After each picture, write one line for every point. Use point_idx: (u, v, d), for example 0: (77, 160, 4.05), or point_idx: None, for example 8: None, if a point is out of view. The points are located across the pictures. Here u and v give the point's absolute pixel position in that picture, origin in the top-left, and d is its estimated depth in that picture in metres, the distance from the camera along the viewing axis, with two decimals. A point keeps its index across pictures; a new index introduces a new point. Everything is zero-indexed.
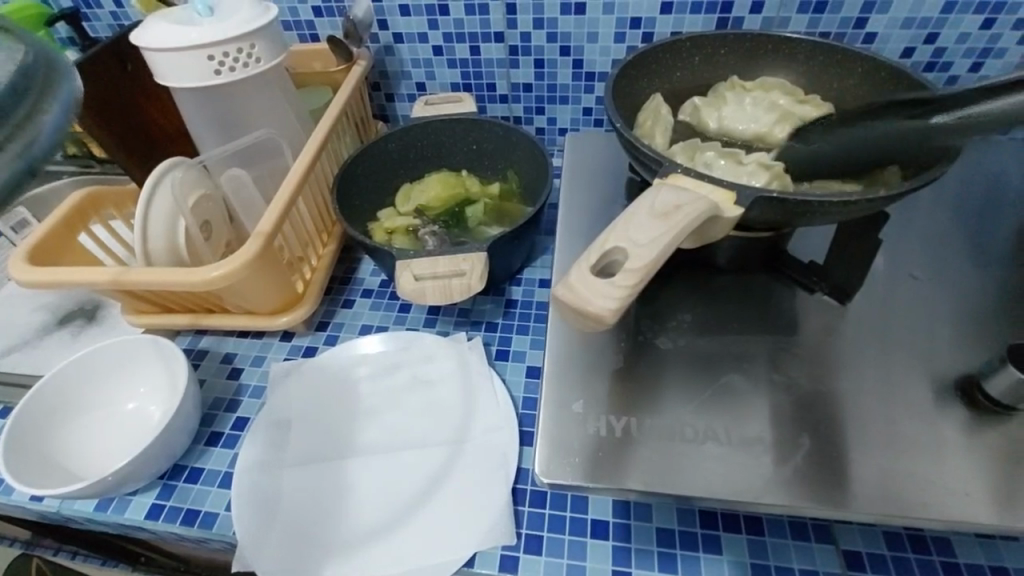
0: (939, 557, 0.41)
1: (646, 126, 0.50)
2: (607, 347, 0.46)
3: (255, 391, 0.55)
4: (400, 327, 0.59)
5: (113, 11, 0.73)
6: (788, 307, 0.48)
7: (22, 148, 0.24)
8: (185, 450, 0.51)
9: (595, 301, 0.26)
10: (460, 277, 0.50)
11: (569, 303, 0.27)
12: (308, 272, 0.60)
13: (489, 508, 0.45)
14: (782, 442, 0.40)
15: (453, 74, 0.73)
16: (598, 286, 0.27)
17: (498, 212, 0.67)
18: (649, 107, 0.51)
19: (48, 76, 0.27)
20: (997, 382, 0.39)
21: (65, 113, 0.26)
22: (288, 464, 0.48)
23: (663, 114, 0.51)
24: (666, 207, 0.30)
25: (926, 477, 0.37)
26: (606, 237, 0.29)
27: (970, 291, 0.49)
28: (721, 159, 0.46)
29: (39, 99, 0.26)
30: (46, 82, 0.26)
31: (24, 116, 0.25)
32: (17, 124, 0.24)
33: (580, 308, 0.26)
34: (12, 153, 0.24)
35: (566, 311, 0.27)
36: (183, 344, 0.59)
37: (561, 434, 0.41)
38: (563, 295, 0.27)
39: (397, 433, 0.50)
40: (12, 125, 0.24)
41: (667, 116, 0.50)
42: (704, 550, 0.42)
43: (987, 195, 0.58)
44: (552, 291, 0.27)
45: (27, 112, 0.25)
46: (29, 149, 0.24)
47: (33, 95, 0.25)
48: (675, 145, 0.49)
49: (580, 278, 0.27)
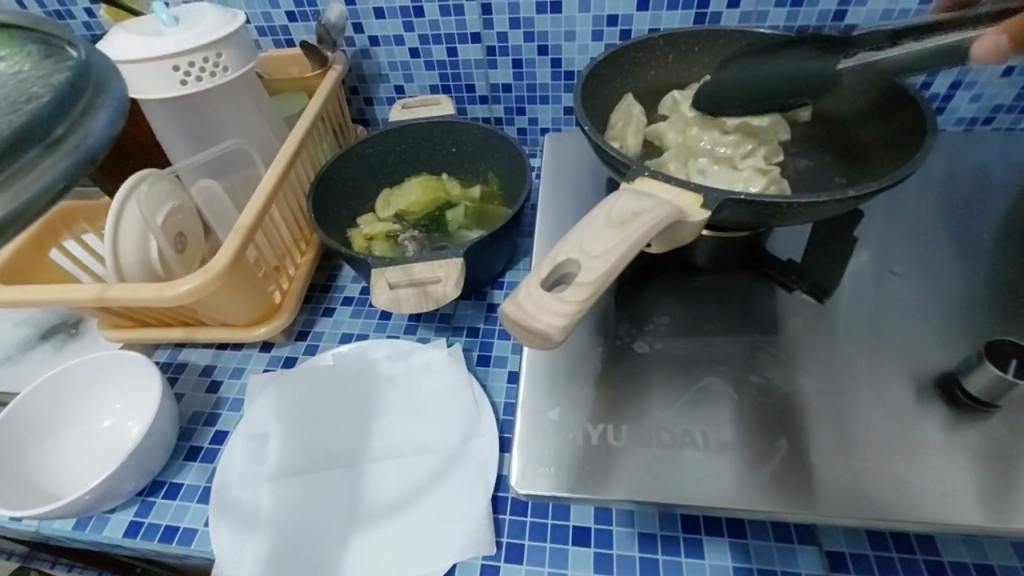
0: (923, 557, 0.41)
1: (617, 127, 0.49)
2: (585, 352, 0.46)
3: (234, 404, 0.54)
4: (381, 334, 0.58)
5: (85, 22, 0.73)
6: (767, 306, 0.48)
7: (78, 142, 0.22)
8: (164, 466, 0.50)
9: (542, 318, 0.25)
10: (436, 283, 0.49)
11: (518, 320, 0.26)
12: (285, 281, 0.59)
13: (469, 517, 0.44)
14: (759, 446, 0.39)
15: (431, 76, 0.73)
16: (544, 303, 0.26)
17: (478, 215, 0.66)
18: (620, 107, 0.50)
19: (100, 72, 0.25)
20: (976, 380, 0.39)
21: (116, 108, 0.24)
22: (266, 478, 0.48)
23: (635, 114, 0.50)
24: (625, 215, 0.29)
25: (906, 477, 0.37)
26: (559, 250, 0.28)
27: (951, 286, 0.48)
28: (713, 165, 0.44)
29: (92, 97, 0.23)
30: (98, 75, 0.24)
31: (81, 108, 0.22)
32: (73, 120, 0.22)
33: (529, 326, 0.26)
34: (70, 144, 0.21)
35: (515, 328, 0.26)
36: (161, 358, 0.59)
37: (535, 442, 0.40)
38: (512, 313, 0.26)
39: (376, 442, 0.50)
40: (70, 119, 0.22)
41: (638, 116, 0.49)
42: (687, 553, 0.42)
43: (968, 190, 0.58)
44: (504, 307, 0.27)
45: (83, 109, 0.23)
46: (84, 143, 0.22)
47: (87, 89, 0.23)
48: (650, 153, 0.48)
49: (529, 294, 0.26)
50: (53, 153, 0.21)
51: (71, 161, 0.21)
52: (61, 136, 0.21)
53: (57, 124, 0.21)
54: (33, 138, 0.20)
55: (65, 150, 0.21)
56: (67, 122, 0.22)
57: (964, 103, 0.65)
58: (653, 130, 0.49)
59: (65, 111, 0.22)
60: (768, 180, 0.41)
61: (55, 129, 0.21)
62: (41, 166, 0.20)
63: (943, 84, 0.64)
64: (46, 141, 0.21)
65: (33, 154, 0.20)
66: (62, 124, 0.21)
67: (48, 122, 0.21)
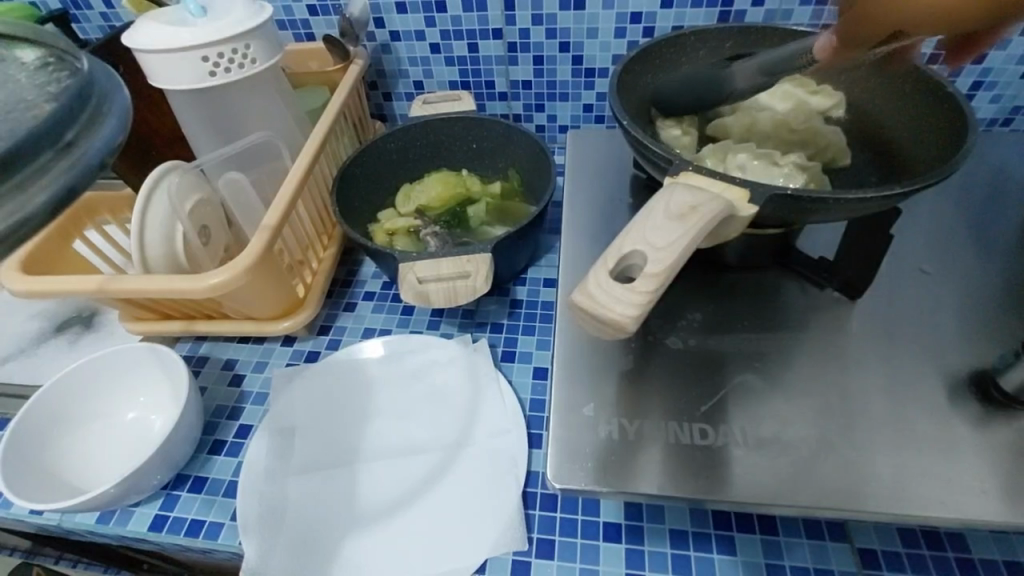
0: (954, 554, 0.41)
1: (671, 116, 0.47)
2: (615, 348, 0.45)
3: (258, 398, 0.54)
4: (404, 330, 0.58)
5: (103, 13, 0.72)
6: (797, 304, 0.48)
7: (86, 149, 0.21)
8: (189, 459, 0.50)
9: (615, 308, 0.25)
10: (465, 278, 0.49)
11: (586, 310, 0.26)
12: (308, 275, 0.59)
13: (499, 512, 0.44)
14: (795, 443, 0.39)
15: (451, 72, 0.72)
16: (615, 294, 0.26)
17: (500, 211, 0.66)
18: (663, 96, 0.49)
19: (103, 80, 0.25)
20: (1011, 378, 0.39)
21: (121, 117, 0.24)
22: (291, 473, 0.47)
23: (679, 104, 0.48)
24: (681, 208, 0.29)
25: (943, 475, 0.37)
26: (623, 240, 0.28)
27: (979, 285, 0.48)
28: (753, 161, 0.42)
29: (98, 104, 0.23)
30: (103, 85, 0.24)
31: (87, 116, 0.22)
32: (80, 125, 0.22)
33: (598, 317, 0.26)
34: (82, 149, 0.21)
35: (583, 318, 0.26)
36: (183, 351, 0.58)
37: (570, 437, 0.40)
38: (580, 302, 0.26)
39: (402, 437, 0.50)
40: (77, 125, 0.22)
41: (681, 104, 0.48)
42: (717, 550, 0.42)
43: (990, 190, 0.58)
44: (568, 297, 0.26)
45: (89, 114, 0.22)
46: (92, 149, 0.22)
47: (94, 98, 0.23)
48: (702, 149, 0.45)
49: (599, 285, 0.26)
50: (63, 158, 0.21)
51: (77, 170, 0.21)
52: (71, 141, 0.21)
53: (66, 130, 0.21)
54: (41, 144, 0.20)
55: (74, 157, 0.21)
56: (75, 129, 0.21)
57: (984, 104, 0.65)
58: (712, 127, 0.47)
59: (72, 118, 0.22)
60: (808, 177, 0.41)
61: (64, 135, 0.21)
62: (50, 172, 0.20)
63: (964, 84, 0.64)
64: (58, 146, 0.21)
65: (43, 159, 0.20)
66: (71, 129, 0.21)
67: (55, 127, 0.21)
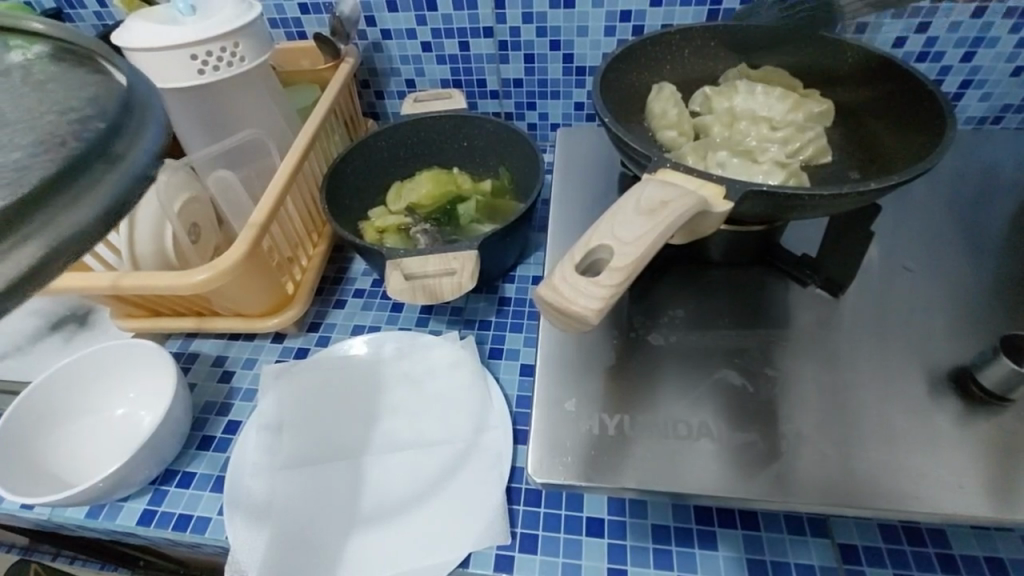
0: (935, 549, 0.41)
1: (671, 118, 0.46)
2: (599, 344, 0.46)
3: (247, 394, 0.54)
4: (393, 327, 0.58)
5: (97, 12, 0.73)
6: (782, 301, 0.48)
7: (133, 161, 0.22)
8: (178, 455, 0.50)
9: (577, 301, 0.25)
10: (451, 275, 0.49)
11: (551, 303, 0.26)
12: (298, 273, 0.59)
13: (483, 507, 0.44)
14: (774, 437, 0.40)
15: (443, 70, 0.73)
16: (580, 287, 0.26)
17: (490, 210, 0.67)
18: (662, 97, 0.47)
19: (143, 95, 0.25)
20: (989, 375, 0.39)
21: (162, 127, 0.24)
22: (278, 468, 0.48)
23: (676, 100, 0.47)
24: (652, 203, 0.29)
25: (920, 470, 0.37)
26: (592, 235, 0.28)
27: (963, 281, 0.49)
28: (733, 158, 0.42)
29: (139, 117, 0.23)
30: (143, 94, 0.25)
31: (133, 127, 0.23)
32: (127, 139, 0.22)
33: (563, 310, 0.26)
34: (123, 165, 0.21)
35: (549, 312, 0.26)
36: (173, 348, 0.59)
37: (553, 432, 0.41)
38: (546, 295, 0.26)
39: (388, 432, 0.50)
40: (124, 138, 0.22)
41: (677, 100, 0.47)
42: (700, 545, 0.42)
43: (980, 188, 0.58)
44: (535, 292, 0.27)
45: (134, 128, 0.23)
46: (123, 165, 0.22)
47: (136, 110, 0.24)
48: (684, 146, 0.45)
49: (563, 279, 0.26)
50: (113, 169, 0.21)
51: (124, 180, 0.21)
52: (119, 152, 0.22)
53: (113, 142, 0.22)
54: (92, 160, 0.21)
55: (125, 165, 0.21)
56: (123, 140, 0.22)
57: (974, 102, 0.65)
58: (698, 124, 0.47)
59: (120, 131, 0.22)
60: (787, 174, 0.41)
61: (113, 147, 0.22)
62: (104, 180, 0.21)
63: (953, 83, 0.64)
64: (108, 157, 0.21)
65: (96, 170, 0.21)
66: (119, 142, 0.22)
67: (104, 142, 0.21)
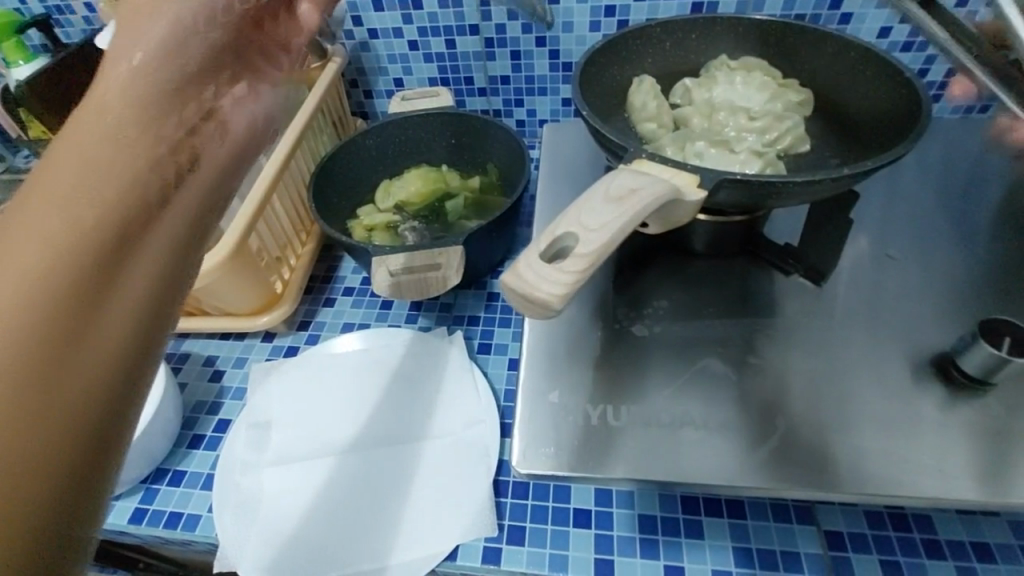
0: (920, 535, 0.41)
1: (651, 110, 0.46)
2: (584, 336, 0.46)
3: (237, 393, 0.55)
4: (382, 324, 0.59)
5: (86, 17, 0.74)
6: (766, 291, 0.48)
7: None
8: (168, 454, 0.51)
9: (541, 288, 0.25)
10: (435, 270, 0.50)
11: (516, 290, 0.26)
12: (287, 272, 0.59)
13: (471, 499, 0.44)
14: (757, 425, 0.40)
15: (430, 68, 0.73)
16: (544, 274, 0.26)
17: (478, 206, 0.67)
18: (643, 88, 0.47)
19: None
20: (969, 360, 0.39)
21: None
22: (267, 465, 0.48)
23: (657, 91, 0.47)
24: (621, 191, 0.29)
25: (901, 455, 0.37)
26: (558, 223, 0.28)
27: (946, 268, 0.49)
28: (711, 148, 0.42)
29: None
30: None
31: None
32: None
33: (527, 296, 0.26)
34: None
35: (513, 299, 0.26)
36: (164, 348, 0.59)
37: (537, 423, 0.41)
38: (509, 281, 0.26)
39: (378, 428, 0.50)
40: None
41: (658, 91, 0.47)
42: (686, 535, 0.42)
43: (965, 176, 0.58)
44: (500, 280, 0.27)
45: None
46: None
47: None
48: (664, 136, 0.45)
49: (528, 265, 0.26)
50: None
51: None
52: None
53: None
54: None
55: None
56: None
57: None
58: (677, 115, 0.47)
59: None
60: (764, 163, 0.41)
61: None
62: None
63: (938, 72, 0.64)
64: None
65: None
66: None
67: None
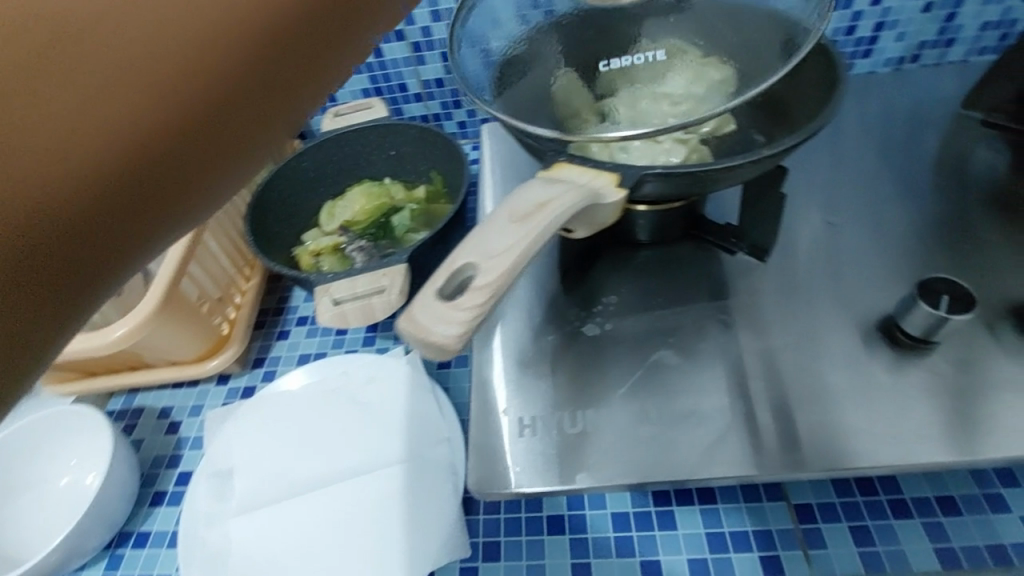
0: (886, 497, 0.42)
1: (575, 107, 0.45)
2: (538, 342, 0.45)
3: (195, 442, 0.53)
4: (339, 351, 0.57)
5: None
6: (715, 273, 0.48)
7: None
8: (130, 516, 0.49)
9: (435, 329, 0.25)
10: (381, 293, 0.48)
11: (412, 333, 0.25)
12: (231, 311, 0.58)
13: (441, 522, 0.44)
14: (715, 411, 0.40)
15: (361, 80, 0.71)
16: (438, 314, 0.25)
17: (426, 215, 0.65)
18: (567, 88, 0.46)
19: None
20: (913, 323, 0.39)
21: None
22: (233, 514, 0.47)
23: (582, 91, 0.46)
24: (528, 206, 0.29)
25: (855, 425, 0.38)
26: (455, 256, 0.27)
27: (888, 228, 0.49)
28: (636, 138, 0.41)
29: None
30: None
31: None
32: None
33: (424, 338, 0.25)
34: None
35: (411, 342, 0.26)
36: (117, 405, 0.57)
37: (496, 440, 0.40)
38: (406, 326, 0.25)
39: (343, 460, 0.49)
40: None
41: (583, 90, 0.46)
42: (660, 527, 0.42)
43: (902, 131, 0.58)
44: (397, 324, 0.26)
45: None
46: None
47: None
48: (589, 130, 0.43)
49: (421, 307, 0.25)
50: None
51: None
52: None
53: None
54: None
55: None
56: None
57: (890, 43, 0.64)
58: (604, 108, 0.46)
59: None
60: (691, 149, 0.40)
61: None
62: None
63: (868, 27, 0.62)
64: None
65: None
66: None
67: None
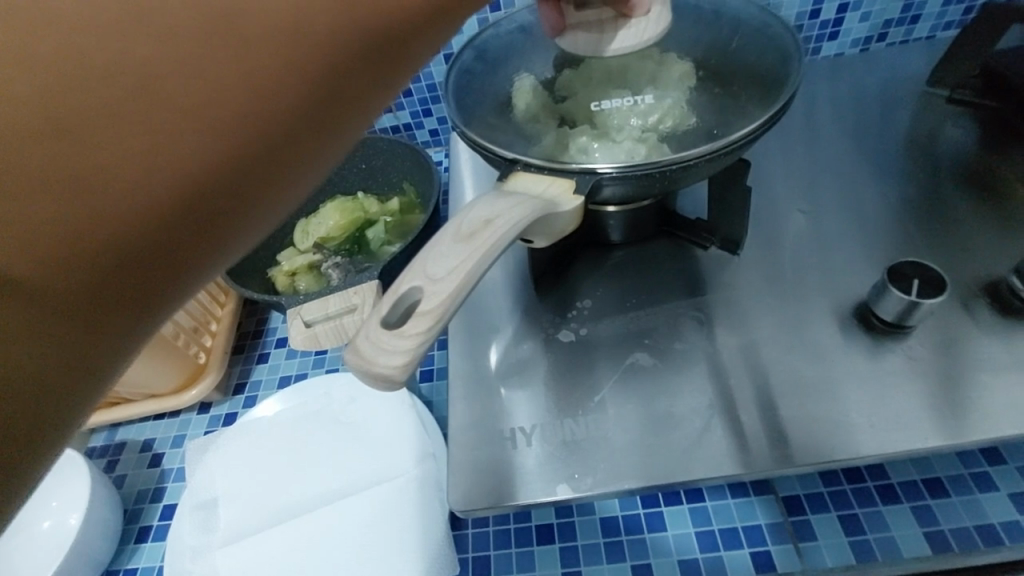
0: (874, 483, 0.42)
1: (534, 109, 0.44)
2: (516, 351, 0.45)
3: (179, 474, 0.52)
4: (320, 370, 0.57)
5: None
6: (689, 269, 0.47)
7: None
8: (114, 554, 0.48)
9: (379, 360, 0.24)
10: (353, 312, 0.48)
11: (357, 365, 0.25)
12: (208, 339, 0.58)
13: (427, 540, 0.43)
14: (694, 410, 0.39)
15: None
16: (384, 343, 0.25)
17: (400, 227, 0.64)
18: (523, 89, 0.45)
19: None
20: (887, 308, 0.39)
21: None
22: (217, 545, 0.46)
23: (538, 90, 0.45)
24: (478, 223, 0.28)
25: (835, 416, 0.37)
26: (402, 280, 0.27)
27: (860, 212, 0.49)
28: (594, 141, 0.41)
29: None
30: None
31: None
32: None
33: (368, 370, 0.25)
34: None
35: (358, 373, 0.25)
36: (98, 442, 0.56)
37: (475, 454, 0.39)
38: (352, 359, 0.25)
39: (325, 483, 0.48)
40: None
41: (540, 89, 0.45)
42: (650, 529, 0.42)
43: (871, 112, 0.58)
44: (345, 355, 0.25)
45: None
46: None
47: None
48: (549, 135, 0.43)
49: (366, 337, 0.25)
50: None
51: None
52: None
53: None
54: None
55: None
56: None
57: (855, 24, 0.63)
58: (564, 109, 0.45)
59: None
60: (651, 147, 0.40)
61: None
62: None
63: (830, 10, 0.61)
64: None
65: None
66: None
67: None
